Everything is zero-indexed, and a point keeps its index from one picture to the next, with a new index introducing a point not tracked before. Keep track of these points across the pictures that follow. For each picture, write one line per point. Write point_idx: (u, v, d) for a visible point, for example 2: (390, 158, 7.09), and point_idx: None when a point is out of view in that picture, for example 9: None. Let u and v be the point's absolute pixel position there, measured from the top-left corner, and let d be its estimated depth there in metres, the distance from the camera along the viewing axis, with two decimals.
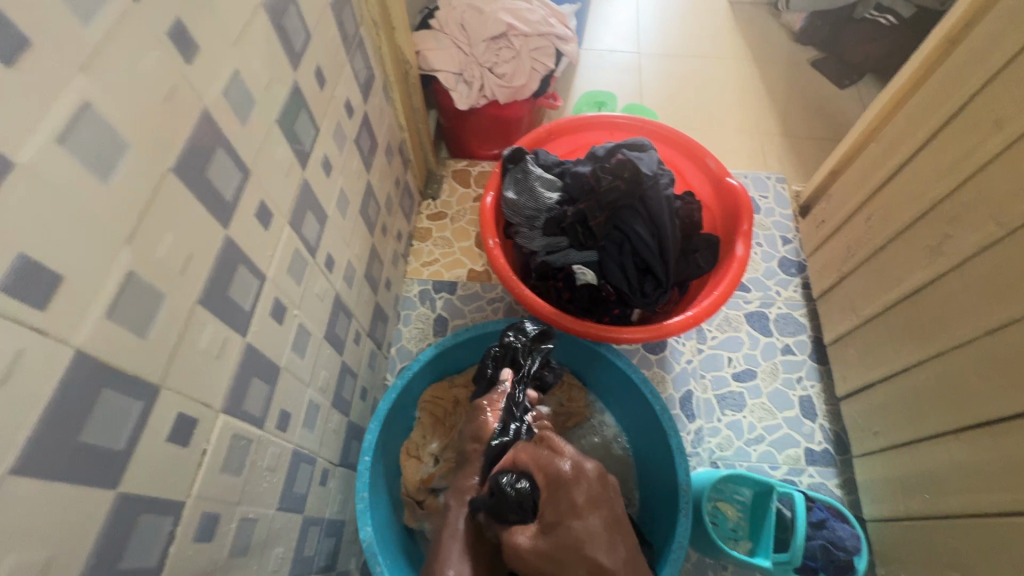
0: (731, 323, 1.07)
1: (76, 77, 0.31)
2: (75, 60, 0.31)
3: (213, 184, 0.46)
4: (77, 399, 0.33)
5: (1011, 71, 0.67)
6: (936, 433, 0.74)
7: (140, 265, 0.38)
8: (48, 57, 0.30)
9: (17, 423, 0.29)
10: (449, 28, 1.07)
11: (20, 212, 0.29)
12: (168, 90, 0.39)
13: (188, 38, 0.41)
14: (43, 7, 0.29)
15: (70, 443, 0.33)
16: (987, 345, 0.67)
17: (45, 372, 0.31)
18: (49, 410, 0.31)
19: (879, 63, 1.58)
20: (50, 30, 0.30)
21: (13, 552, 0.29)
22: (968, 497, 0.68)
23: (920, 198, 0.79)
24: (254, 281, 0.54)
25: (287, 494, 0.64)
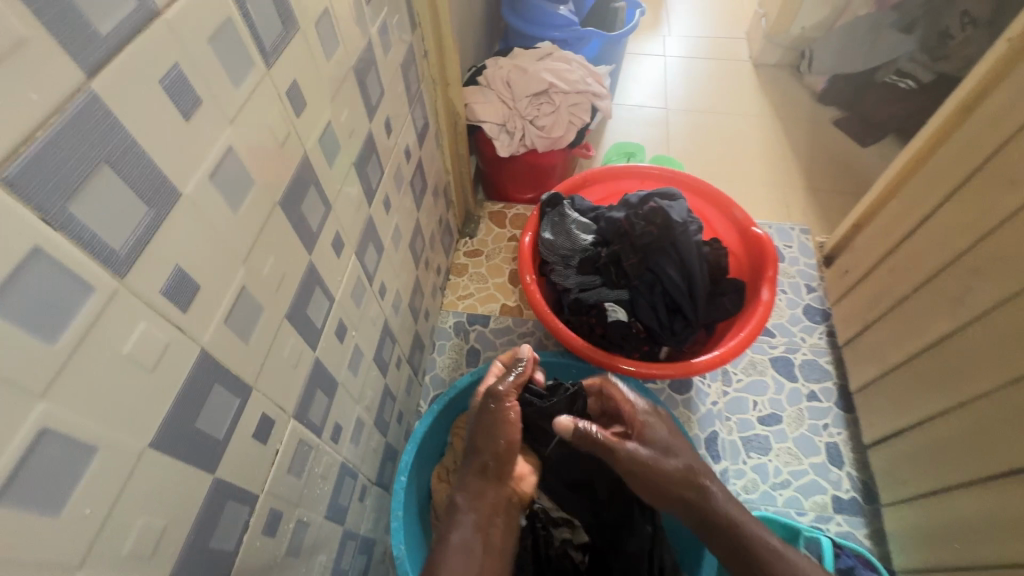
0: (756, 367, 1.10)
1: (225, 128, 0.40)
2: (226, 114, 0.40)
3: (305, 215, 0.54)
4: (198, 390, 0.39)
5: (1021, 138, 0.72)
6: (963, 482, 0.75)
7: (250, 280, 0.45)
8: (212, 113, 0.38)
9: (159, 403, 0.35)
10: (495, 85, 1.18)
11: (182, 232, 0.36)
12: (282, 137, 0.48)
13: (299, 96, 0.50)
14: (214, 76, 0.38)
15: (190, 427, 0.39)
16: (1010, 394, 0.69)
17: (181, 364, 0.37)
18: (180, 397, 0.37)
19: (901, 124, 1.64)
20: (215, 92, 0.38)
21: (144, 515, 0.35)
22: (997, 547, 0.68)
23: (941, 251, 0.83)
24: (325, 301, 0.61)
25: (333, 504, 0.68)
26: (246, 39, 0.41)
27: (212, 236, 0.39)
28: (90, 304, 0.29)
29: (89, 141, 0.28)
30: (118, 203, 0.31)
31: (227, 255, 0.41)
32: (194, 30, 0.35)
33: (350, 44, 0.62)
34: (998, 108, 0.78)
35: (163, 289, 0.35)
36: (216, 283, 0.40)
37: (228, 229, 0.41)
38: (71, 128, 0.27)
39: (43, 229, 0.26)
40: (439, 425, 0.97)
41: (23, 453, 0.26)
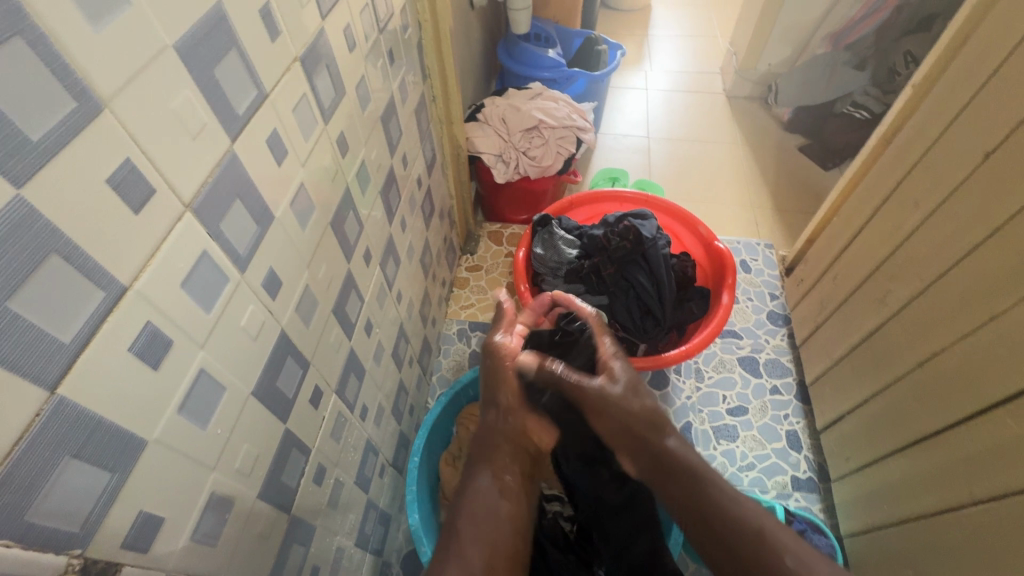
0: (725, 365, 1.25)
1: (298, 169, 0.55)
2: (299, 159, 0.55)
3: (345, 232, 0.69)
4: (278, 359, 0.54)
5: (920, 166, 0.89)
6: (889, 453, 0.89)
7: (311, 281, 0.60)
8: (291, 159, 0.54)
9: (257, 363, 0.50)
10: (492, 121, 1.36)
11: (274, 242, 0.51)
12: (331, 174, 0.64)
13: (342, 143, 0.67)
14: (293, 134, 0.54)
15: (273, 385, 0.53)
16: (918, 375, 0.84)
17: (270, 337, 0.52)
18: (268, 362, 0.52)
19: (858, 149, 1.82)
20: (293, 145, 0.54)
21: (246, 443, 0.49)
22: (913, 504, 0.82)
23: (868, 259, 0.99)
24: (358, 302, 0.76)
25: (360, 473, 0.82)
26: (313, 105, 0.57)
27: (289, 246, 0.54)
28: (227, 289, 0.44)
29: (232, 182, 0.44)
30: (243, 222, 0.46)
31: (297, 260, 0.56)
32: (284, 103, 0.51)
33: (377, 99, 0.79)
34: (906, 141, 0.95)
35: (262, 282, 0.50)
36: (291, 280, 0.55)
37: (299, 241, 0.56)
38: (225, 174, 0.43)
39: (209, 239, 0.41)
40: (446, 417, 1.11)
41: (192, 382, 0.41)
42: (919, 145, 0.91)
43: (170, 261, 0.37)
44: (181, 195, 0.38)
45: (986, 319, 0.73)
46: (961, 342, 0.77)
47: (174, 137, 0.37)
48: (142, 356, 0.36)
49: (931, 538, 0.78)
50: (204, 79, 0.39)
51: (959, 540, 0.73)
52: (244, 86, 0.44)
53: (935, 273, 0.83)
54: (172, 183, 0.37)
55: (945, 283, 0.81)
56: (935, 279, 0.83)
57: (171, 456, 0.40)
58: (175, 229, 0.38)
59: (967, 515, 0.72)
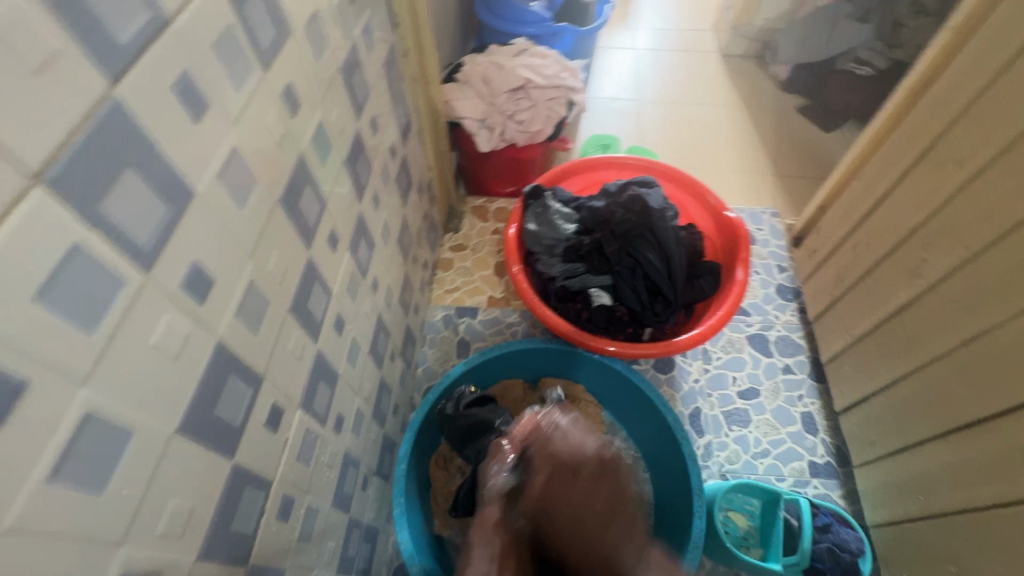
0: (734, 345, 1.16)
1: (232, 129, 0.42)
2: (232, 114, 0.42)
3: (304, 212, 0.57)
4: (217, 384, 0.42)
5: (964, 117, 0.80)
6: (927, 439, 0.84)
7: (259, 275, 0.47)
8: (219, 113, 0.41)
9: (184, 394, 0.38)
10: (473, 81, 1.21)
11: (199, 231, 0.39)
12: (280, 136, 0.51)
13: (295, 97, 0.54)
14: (223, 81, 0.41)
15: (210, 416, 0.41)
16: (964, 353, 0.78)
17: (201, 358, 0.40)
18: (200, 394, 0.40)
19: (860, 109, 1.72)
20: (224, 98, 0.41)
21: (173, 498, 0.37)
22: (960, 498, 0.78)
23: (897, 226, 0.91)
24: (324, 295, 0.63)
25: (338, 495, 0.70)
26: (247, 47, 0.44)
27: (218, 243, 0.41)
28: (121, 310, 0.32)
29: (116, 151, 0.31)
30: (145, 209, 0.33)
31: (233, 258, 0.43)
32: (204, 32, 0.38)
33: (338, 46, 0.65)
34: (946, 92, 0.85)
35: (183, 283, 0.37)
36: (227, 281, 0.43)
37: (233, 233, 0.43)
38: (104, 126, 0.30)
39: (83, 228, 0.29)
40: (435, 416, 1.02)
41: (71, 443, 0.29)
42: (965, 91, 0.81)
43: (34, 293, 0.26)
44: (24, 162, 0.26)
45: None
46: (1020, 317, 0.70)
47: (3, 82, 0.24)
48: None
49: (983, 535, 0.74)
50: None
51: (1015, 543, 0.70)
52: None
53: (986, 236, 0.75)
54: (2, 142, 0.25)
55: (1003, 249, 0.73)
56: (985, 244, 0.75)
57: (48, 542, 0.28)
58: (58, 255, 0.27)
59: None
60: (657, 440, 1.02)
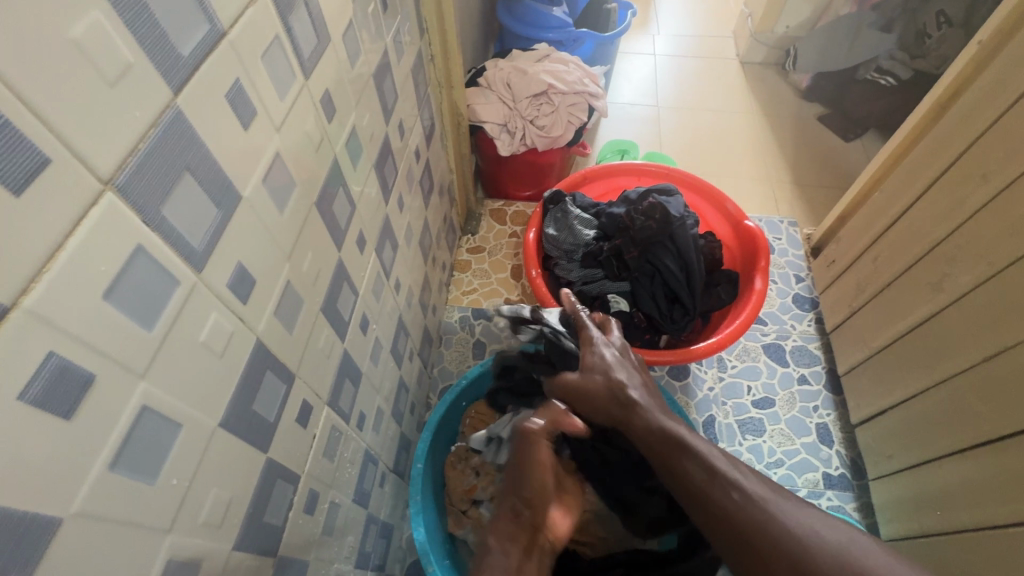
0: (750, 355, 1.30)
1: (274, 136, 0.51)
2: (275, 123, 0.51)
3: (334, 214, 0.65)
4: (255, 379, 0.54)
5: (1006, 119, 0.92)
6: (968, 450, 0.94)
7: (295, 278, 0.58)
8: (263, 119, 0.49)
9: (226, 371, 0.49)
10: (496, 86, 1.23)
11: (239, 246, 0.49)
12: (318, 143, 0.59)
13: (331, 104, 0.60)
14: (267, 89, 0.49)
15: (247, 411, 0.53)
16: (1009, 358, 0.88)
17: (240, 349, 0.51)
18: (238, 392, 0.51)
19: (881, 120, 1.71)
20: (268, 104, 0.50)
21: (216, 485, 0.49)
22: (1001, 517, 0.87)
23: (923, 239, 1.07)
24: (352, 295, 0.72)
25: (358, 489, 0.79)
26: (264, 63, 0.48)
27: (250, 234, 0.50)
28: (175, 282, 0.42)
29: (175, 154, 0.40)
30: (195, 200, 0.43)
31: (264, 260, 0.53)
32: (250, 47, 0.46)
33: (370, 55, 0.68)
34: (1003, 152, 0.92)
35: (228, 283, 0.48)
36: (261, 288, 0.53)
37: (273, 238, 0.53)
38: (166, 138, 0.39)
39: (145, 233, 0.38)
40: (453, 413, 1.05)
41: (131, 425, 0.40)
42: (1002, 99, 0.94)
43: (82, 257, 0.34)
44: (96, 172, 0.34)
45: (1014, 339, 0.87)
46: None
47: (90, 101, 0.33)
48: (48, 400, 0.34)
49: (1009, 553, 0.85)
50: (139, 21, 0.35)
51: None
52: (191, 22, 0.39)
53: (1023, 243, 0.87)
54: (84, 159, 0.33)
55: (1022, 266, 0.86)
56: None
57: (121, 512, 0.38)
58: (93, 208, 0.34)
59: None
60: None
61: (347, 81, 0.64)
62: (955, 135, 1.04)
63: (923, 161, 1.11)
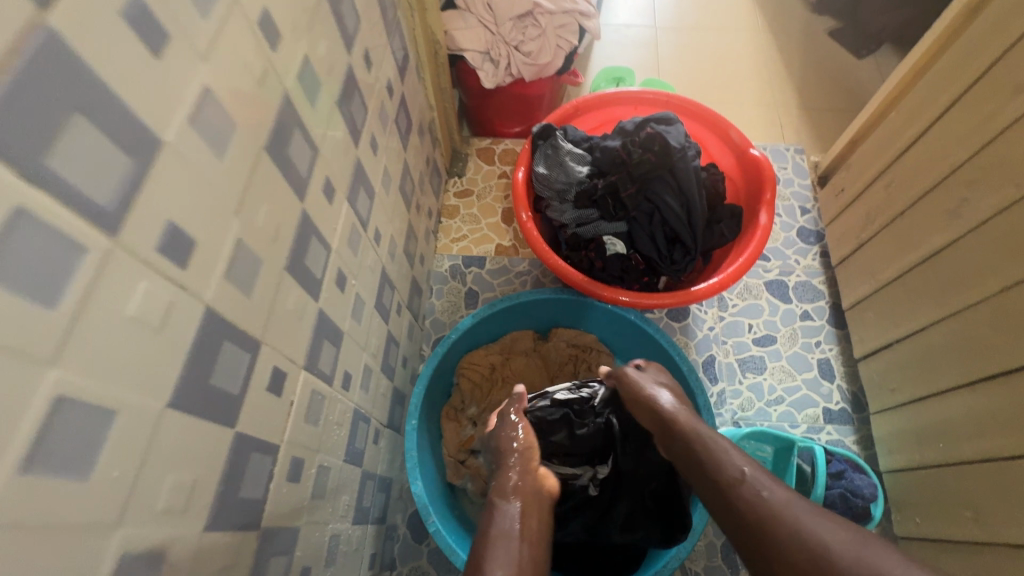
0: (752, 292, 1.36)
1: (196, 69, 0.52)
2: (195, 54, 0.51)
3: (295, 164, 0.70)
4: (210, 343, 0.59)
5: None
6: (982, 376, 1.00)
7: (245, 236, 0.63)
8: (178, 54, 0.49)
9: (168, 322, 0.53)
10: (476, 7, 1.09)
11: (165, 202, 0.51)
12: (260, 75, 0.60)
13: (270, 25, 0.60)
14: (180, 14, 0.49)
15: (202, 383, 0.59)
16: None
17: (189, 312, 0.55)
18: (188, 349, 0.56)
19: (896, 33, 1.56)
20: (183, 33, 0.49)
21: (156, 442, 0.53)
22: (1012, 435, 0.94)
23: (942, 162, 1.09)
24: (322, 250, 0.78)
25: (350, 448, 0.90)
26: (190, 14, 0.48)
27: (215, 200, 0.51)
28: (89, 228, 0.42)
29: (60, 93, 0.40)
30: (94, 148, 0.43)
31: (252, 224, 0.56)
32: None
33: None
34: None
35: (156, 246, 0.50)
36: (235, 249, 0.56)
37: (206, 187, 0.56)
38: (45, 76, 0.39)
39: (24, 193, 0.39)
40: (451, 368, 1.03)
41: (52, 391, 0.42)
42: None
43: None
44: None
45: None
46: None
47: None
48: None
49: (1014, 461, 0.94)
50: None
51: None
52: None
53: None
54: None
55: None
56: None
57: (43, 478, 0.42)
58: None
59: None
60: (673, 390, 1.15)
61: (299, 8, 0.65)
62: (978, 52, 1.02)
63: (943, 77, 1.10)
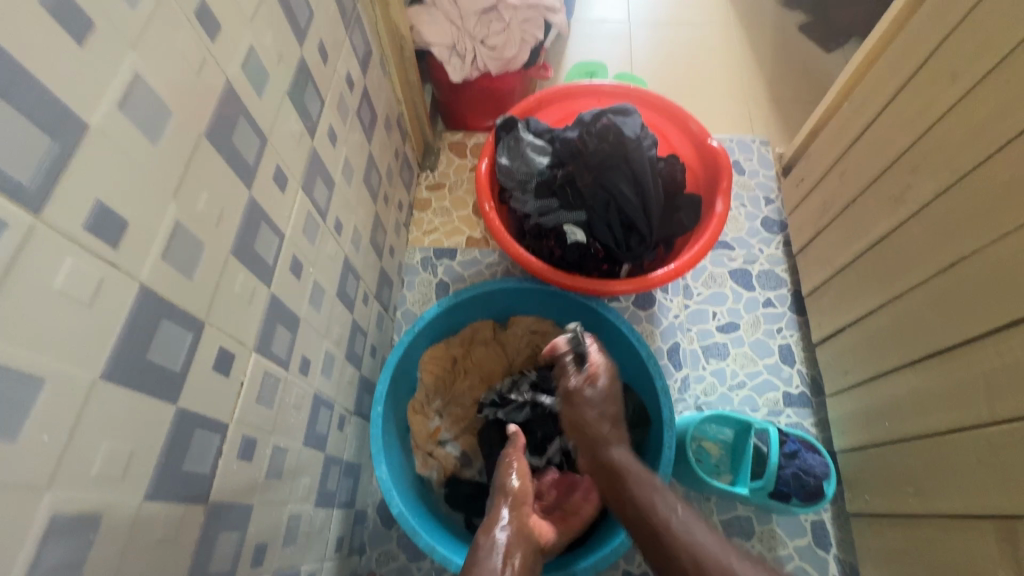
0: (716, 280, 1.14)
1: (129, 15, 0.37)
2: (131, 5, 0.37)
3: (240, 149, 0.52)
4: (152, 374, 0.41)
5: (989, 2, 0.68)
6: (891, 369, 0.84)
7: (185, 218, 0.44)
8: (116, 9, 0.36)
9: (102, 345, 0.36)
10: (441, 2, 1.08)
11: (94, 180, 0.35)
12: (198, 15, 0.44)
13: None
14: None
15: (151, 402, 0.41)
16: (935, 284, 0.76)
17: (109, 326, 0.37)
18: (139, 369, 0.40)
19: (864, 27, 1.54)
20: None
21: (146, 463, 0.41)
22: (904, 428, 0.81)
23: (883, 128, 0.87)
24: (275, 238, 0.60)
25: (311, 432, 0.72)
26: (186, 10, 0.43)
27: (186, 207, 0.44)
28: (129, 228, 0.38)
29: None
30: (7, 132, 0.30)
31: (217, 243, 0.49)
32: None
33: None
34: (972, 48, 0.71)
35: (83, 223, 0.34)
36: (211, 261, 0.48)
37: (152, 177, 0.40)
38: None
39: None
40: (407, 363, 0.96)
41: None
42: None
43: (60, 209, 0.33)
44: None
45: (954, 260, 0.73)
46: (962, 263, 0.72)
47: None
48: None
49: (888, 464, 0.84)
50: None
51: (923, 469, 0.77)
52: None
53: (972, 161, 0.71)
54: None
55: (963, 189, 0.72)
56: (971, 168, 0.71)
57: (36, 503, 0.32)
58: (80, 148, 0.34)
59: (924, 447, 0.76)
60: (638, 380, 0.98)
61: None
62: (930, 28, 0.78)
63: (900, 50, 0.84)
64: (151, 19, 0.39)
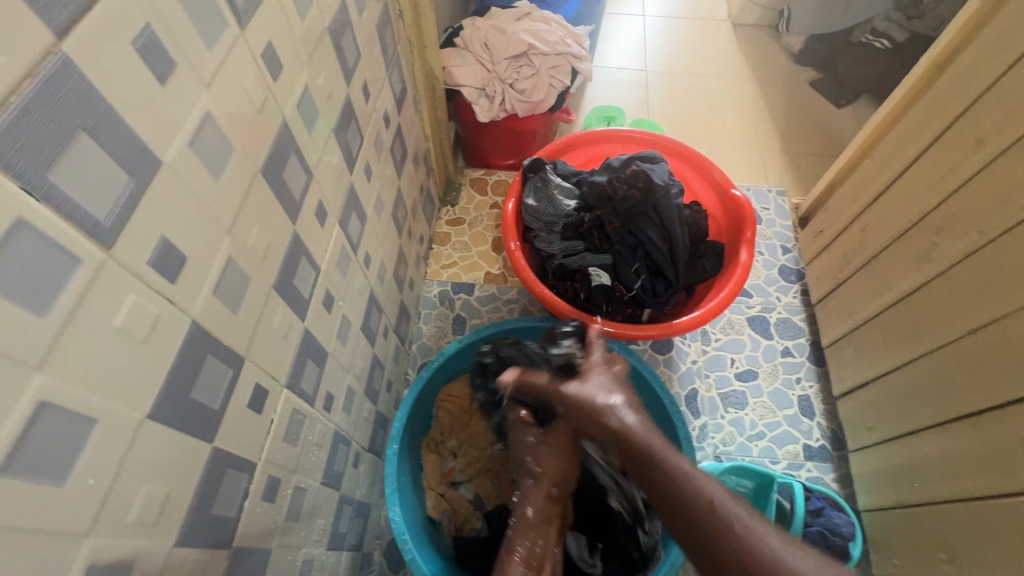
0: (734, 326, 1.13)
1: (207, 56, 0.38)
2: (209, 47, 0.38)
3: (288, 185, 0.52)
4: (193, 412, 0.40)
5: (1013, 75, 0.71)
6: (919, 427, 0.83)
7: (236, 253, 0.44)
8: (197, 51, 0.36)
9: (152, 382, 0.35)
10: (473, 46, 1.13)
11: (160, 216, 0.35)
12: (264, 58, 0.45)
13: (292, 41, 0.50)
14: (189, 24, 0.35)
15: (189, 442, 0.40)
16: (964, 344, 0.76)
17: (159, 364, 0.36)
18: (181, 407, 0.39)
19: (874, 85, 1.58)
20: (203, 26, 0.37)
21: (179, 505, 0.39)
22: (934, 488, 0.79)
23: (906, 186, 0.88)
24: (311, 271, 0.60)
25: (329, 471, 0.70)
26: (254, 51, 0.44)
27: (237, 243, 0.44)
28: (186, 265, 0.38)
29: (64, 107, 0.28)
30: (93, 172, 0.30)
31: (261, 278, 0.48)
32: None
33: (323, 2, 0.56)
34: (997, 117, 0.73)
35: (149, 260, 0.34)
36: (255, 296, 0.47)
37: (211, 212, 0.40)
38: (51, 83, 0.27)
39: (22, 197, 0.26)
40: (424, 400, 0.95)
41: (23, 429, 0.27)
42: (1010, 50, 0.72)
43: (129, 247, 0.32)
44: None
45: (985, 321, 0.73)
46: (991, 325, 0.72)
47: None
48: None
49: (921, 526, 0.81)
50: None
51: (959, 534, 0.74)
52: None
53: (1003, 225, 0.71)
54: None
55: (994, 251, 0.72)
56: (1002, 232, 0.71)
57: (73, 552, 0.31)
58: (152, 185, 0.34)
59: (959, 511, 0.74)
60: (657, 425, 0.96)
61: (316, 29, 0.55)
62: (953, 95, 0.81)
63: (923, 113, 0.87)
64: (226, 61, 0.40)
